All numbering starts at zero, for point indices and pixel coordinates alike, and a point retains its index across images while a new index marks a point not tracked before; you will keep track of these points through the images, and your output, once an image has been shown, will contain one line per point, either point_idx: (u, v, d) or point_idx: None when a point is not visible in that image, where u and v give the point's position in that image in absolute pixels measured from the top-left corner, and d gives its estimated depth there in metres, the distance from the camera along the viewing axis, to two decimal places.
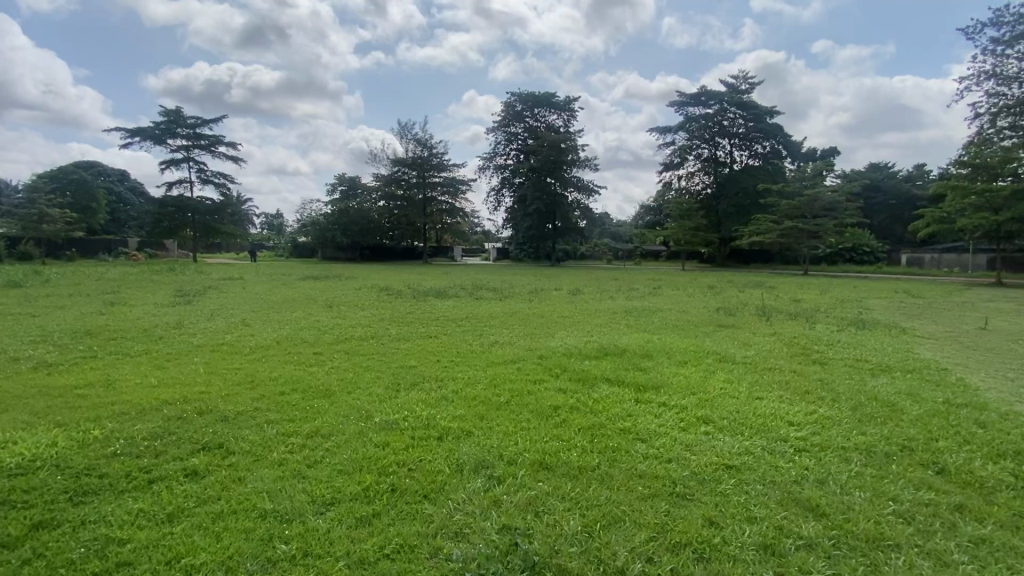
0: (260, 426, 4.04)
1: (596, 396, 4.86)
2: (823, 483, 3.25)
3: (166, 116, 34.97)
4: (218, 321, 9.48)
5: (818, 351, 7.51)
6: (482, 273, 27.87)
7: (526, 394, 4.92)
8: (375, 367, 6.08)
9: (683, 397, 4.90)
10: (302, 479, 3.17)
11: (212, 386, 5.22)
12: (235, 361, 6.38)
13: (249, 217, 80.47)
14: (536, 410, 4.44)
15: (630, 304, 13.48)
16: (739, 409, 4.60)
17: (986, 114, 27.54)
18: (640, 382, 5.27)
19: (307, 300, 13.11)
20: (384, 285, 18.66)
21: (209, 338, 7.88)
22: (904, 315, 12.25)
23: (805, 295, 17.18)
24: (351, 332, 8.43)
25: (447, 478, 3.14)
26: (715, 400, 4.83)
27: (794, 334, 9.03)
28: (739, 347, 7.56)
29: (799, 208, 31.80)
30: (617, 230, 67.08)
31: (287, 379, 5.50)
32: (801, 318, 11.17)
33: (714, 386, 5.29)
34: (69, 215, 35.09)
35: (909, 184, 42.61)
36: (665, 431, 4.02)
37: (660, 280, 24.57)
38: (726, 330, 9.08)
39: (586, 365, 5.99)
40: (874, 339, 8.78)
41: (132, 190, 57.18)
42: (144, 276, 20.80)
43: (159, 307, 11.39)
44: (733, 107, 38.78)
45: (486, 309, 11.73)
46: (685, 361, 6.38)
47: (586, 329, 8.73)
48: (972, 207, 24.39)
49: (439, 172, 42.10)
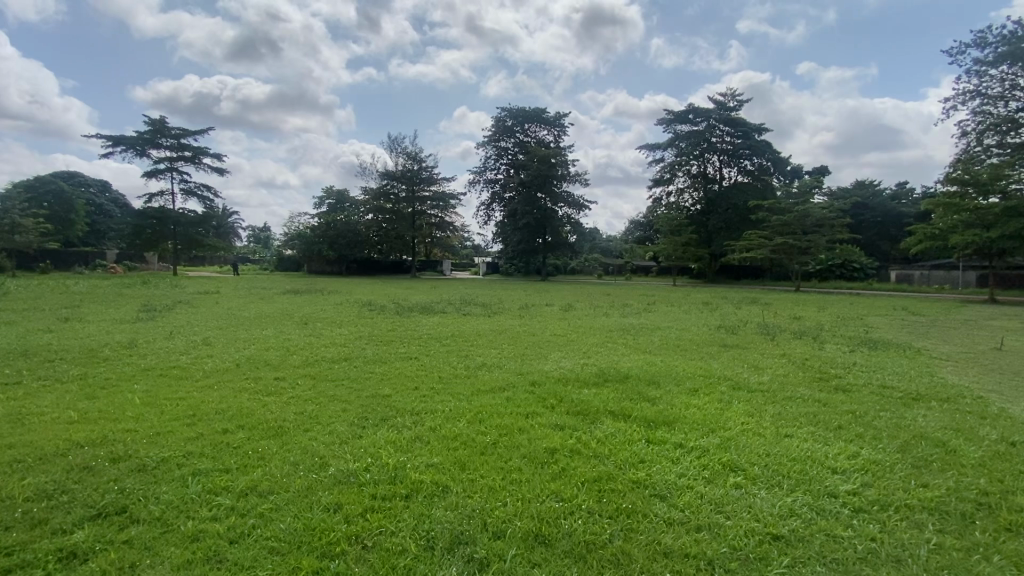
0: (184, 479, 3.23)
1: (599, 435, 4.10)
2: (900, 562, 2.53)
3: (149, 126, 34.06)
4: (178, 340, 8.62)
5: (835, 375, 6.85)
6: (469, 288, 27.18)
7: (517, 432, 4.16)
8: (343, 397, 5.25)
9: (702, 435, 4.16)
10: (216, 565, 2.38)
11: (143, 421, 4.39)
12: (179, 388, 5.53)
13: (235, 229, 79.22)
14: (527, 455, 3.69)
15: (626, 321, 12.81)
16: (772, 453, 3.86)
17: (972, 133, 27.77)
18: (651, 416, 4.54)
19: (283, 317, 12.28)
20: (367, 299, 17.71)
21: (160, 360, 7.00)
22: (912, 334, 11.70)
23: (804, 312, 16.62)
24: (322, 353, 7.60)
25: (411, 564, 2.37)
26: (740, 440, 4.10)
27: (805, 355, 8.37)
28: (751, 371, 6.86)
29: (789, 225, 31.58)
30: (607, 245, 66.84)
31: (235, 413, 4.67)
32: (806, 338, 10.53)
33: (735, 421, 4.57)
34: (43, 225, 33.75)
35: (896, 201, 42.85)
36: (687, 485, 3.29)
37: (653, 295, 23.96)
38: (730, 352, 8.41)
39: (584, 395, 5.21)
40: (890, 361, 8.15)
41: (113, 201, 55.62)
42: (111, 289, 19.57)
43: (119, 323, 10.53)
44: (721, 124, 38.94)
45: (474, 326, 11.00)
46: (695, 389, 5.63)
47: (581, 350, 8.01)
48: (963, 223, 24.15)
49: (428, 186, 41.65)
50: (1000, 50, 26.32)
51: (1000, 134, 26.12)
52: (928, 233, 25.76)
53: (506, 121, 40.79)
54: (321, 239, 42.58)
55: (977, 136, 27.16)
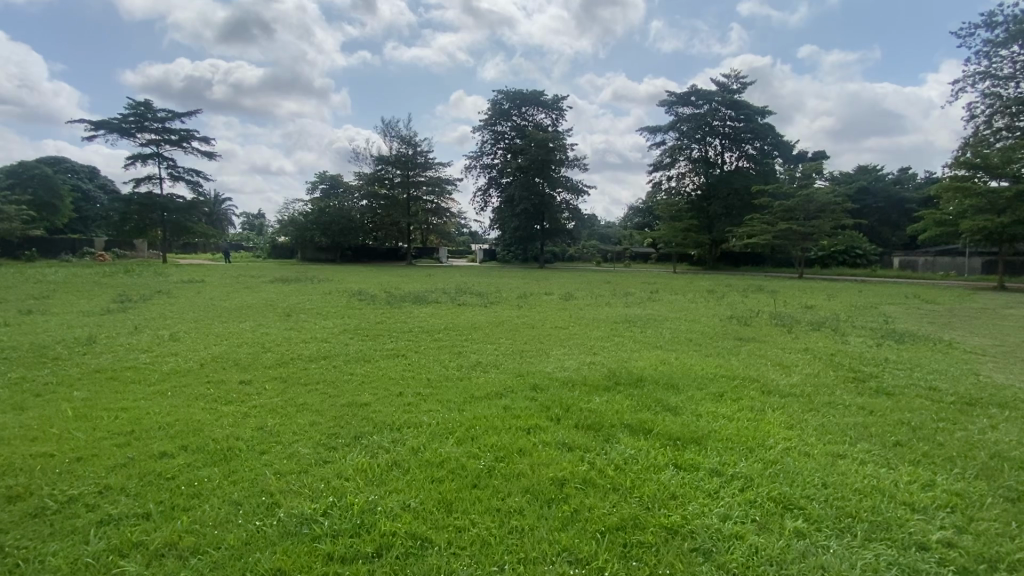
0: (85, 531, 2.50)
1: (616, 458, 3.39)
2: None
3: (134, 108, 32.85)
4: (143, 335, 7.85)
5: (869, 373, 6.18)
6: (465, 275, 26.25)
7: (518, 455, 3.43)
8: (313, 406, 4.52)
9: (741, 458, 3.45)
10: None
11: (63, 443, 3.64)
12: (125, 397, 4.77)
13: (229, 216, 77.79)
14: (530, 489, 2.97)
15: (630, 311, 12.13)
16: (829, 482, 3.15)
17: (980, 116, 26.82)
18: (677, 433, 3.81)
19: (266, 307, 11.51)
20: (355, 288, 16.79)
21: (116, 360, 6.24)
22: (934, 324, 11.02)
23: (813, 301, 15.92)
24: (300, 351, 6.86)
25: None
26: (788, 464, 3.38)
27: (831, 351, 7.64)
28: (778, 370, 6.13)
29: (792, 210, 30.72)
30: (606, 232, 65.94)
31: (180, 429, 3.91)
32: (825, 330, 9.82)
33: (775, 437, 3.85)
34: (26, 212, 32.67)
35: (899, 186, 42.04)
36: (737, 533, 2.57)
37: (655, 283, 23.20)
38: (747, 347, 7.68)
39: (596, 403, 4.47)
40: (922, 356, 7.43)
41: (102, 187, 54.28)
42: (89, 278, 18.55)
43: (86, 316, 9.76)
44: (723, 107, 37.89)
45: (469, 318, 10.29)
46: (720, 395, 4.90)
47: (585, 345, 7.29)
48: (973, 208, 23.25)
49: (424, 171, 40.70)
50: (1012, 30, 25.16)
51: (1009, 117, 25.25)
52: (936, 218, 24.98)
53: (502, 104, 39.68)
54: (314, 226, 41.46)
55: (986, 119, 26.28)
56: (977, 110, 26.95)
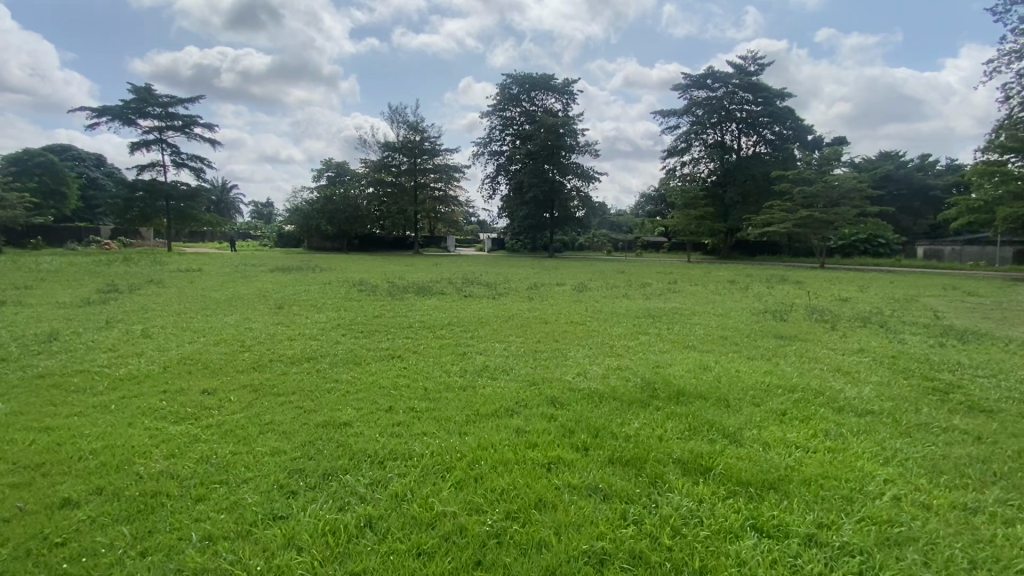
0: None
1: (669, 514, 2.48)
2: None
3: (135, 94, 32.07)
4: (113, 331, 7.07)
5: (948, 382, 5.18)
6: (474, 265, 25.17)
7: (536, 509, 2.52)
8: (282, 426, 3.66)
9: (841, 515, 2.53)
10: None
11: None
12: (56, 413, 3.91)
13: (236, 203, 77.32)
14: (553, 569, 2.08)
15: (651, 304, 11.13)
16: (983, 565, 2.19)
17: (1018, 96, 25.04)
18: (746, 475, 2.88)
19: (258, 300, 10.65)
20: (356, 279, 15.78)
21: (69, 362, 5.40)
22: (987, 321, 9.92)
23: (845, 293, 14.78)
24: (281, 351, 5.97)
25: None
26: (913, 526, 2.44)
27: (890, 352, 6.62)
28: (842, 379, 5.13)
29: (814, 196, 29.19)
30: (617, 221, 64.59)
31: (107, 460, 3.07)
32: (872, 326, 8.80)
33: (876, 480, 2.91)
34: (28, 201, 32.07)
35: (924, 173, 40.22)
36: None
37: (672, 273, 22.00)
38: (793, 347, 6.72)
39: (632, 427, 3.56)
40: (996, 360, 6.37)
41: (109, 175, 53.75)
42: (82, 266, 17.74)
43: (59, 308, 8.95)
44: (741, 90, 36.33)
45: (475, 311, 9.40)
46: (785, 414, 3.94)
47: (607, 346, 6.37)
48: (1012, 194, 21.56)
49: (430, 158, 39.70)
50: None
51: None
52: (969, 204, 23.42)
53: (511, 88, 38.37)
54: (320, 214, 40.52)
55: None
56: (1013, 91, 25.17)
